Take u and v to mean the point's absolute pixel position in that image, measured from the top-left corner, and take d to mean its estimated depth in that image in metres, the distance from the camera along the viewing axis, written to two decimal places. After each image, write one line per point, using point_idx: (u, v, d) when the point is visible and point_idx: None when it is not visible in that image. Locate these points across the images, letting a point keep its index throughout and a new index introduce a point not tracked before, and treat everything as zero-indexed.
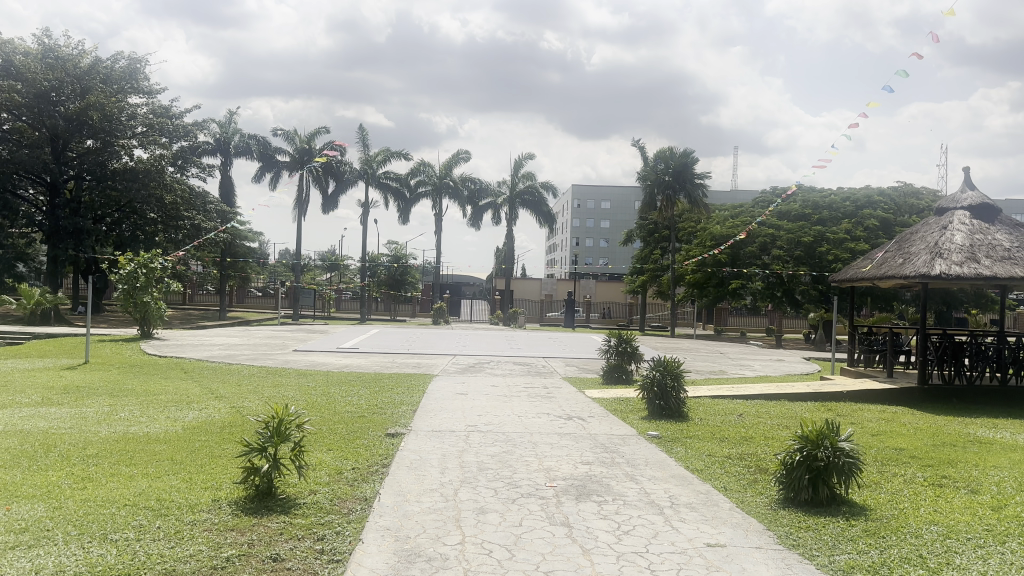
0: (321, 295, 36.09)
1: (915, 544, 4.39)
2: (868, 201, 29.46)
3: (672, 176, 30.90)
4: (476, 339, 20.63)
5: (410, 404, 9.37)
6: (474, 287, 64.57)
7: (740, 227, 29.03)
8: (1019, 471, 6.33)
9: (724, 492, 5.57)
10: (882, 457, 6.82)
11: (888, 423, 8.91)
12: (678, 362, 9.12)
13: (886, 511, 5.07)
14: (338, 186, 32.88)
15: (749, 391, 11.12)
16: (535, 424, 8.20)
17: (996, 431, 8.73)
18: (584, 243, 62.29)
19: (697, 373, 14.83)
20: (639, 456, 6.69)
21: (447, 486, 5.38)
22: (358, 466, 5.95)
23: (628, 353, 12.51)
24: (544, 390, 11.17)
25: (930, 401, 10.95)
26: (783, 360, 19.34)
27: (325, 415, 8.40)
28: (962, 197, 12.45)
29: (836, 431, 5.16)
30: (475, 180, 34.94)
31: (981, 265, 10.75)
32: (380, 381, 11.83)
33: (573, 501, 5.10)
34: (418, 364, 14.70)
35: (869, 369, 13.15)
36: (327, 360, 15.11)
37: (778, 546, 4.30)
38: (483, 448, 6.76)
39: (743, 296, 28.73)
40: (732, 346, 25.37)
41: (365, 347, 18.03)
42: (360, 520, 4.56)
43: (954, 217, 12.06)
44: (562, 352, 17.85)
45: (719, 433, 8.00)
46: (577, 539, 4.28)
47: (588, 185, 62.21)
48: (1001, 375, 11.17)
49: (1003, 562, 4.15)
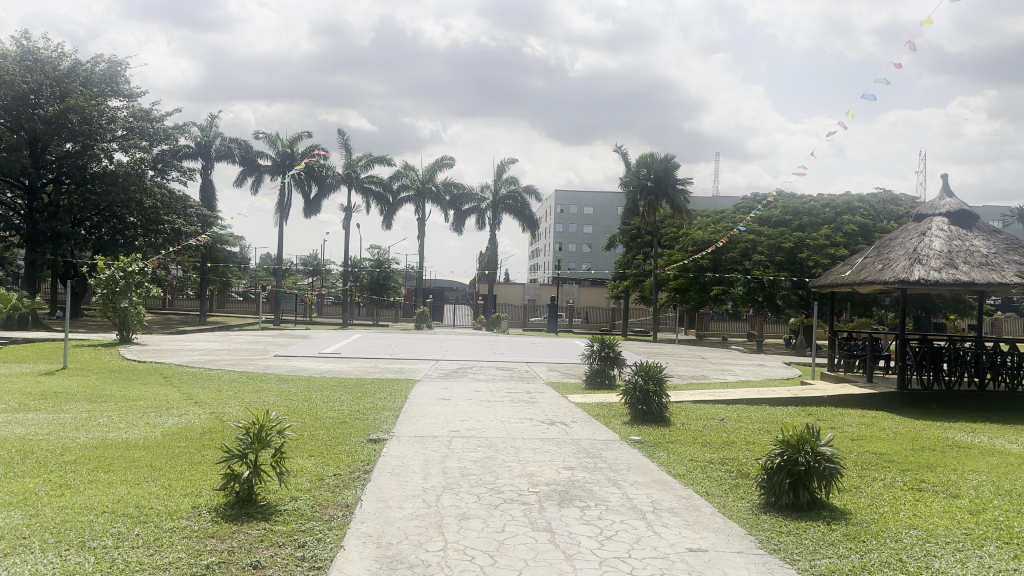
0: (302, 299, 35.90)
1: (895, 549, 4.43)
2: (848, 208, 29.76)
3: (654, 182, 31.08)
4: (459, 344, 20.58)
5: (392, 410, 9.34)
6: (457, 292, 64.49)
7: (721, 233, 29.23)
8: (997, 476, 6.40)
9: (706, 497, 5.59)
10: (862, 462, 6.88)
11: (867, 427, 9.00)
12: (659, 367, 9.16)
13: (865, 515, 5.11)
14: (321, 191, 32.77)
15: (730, 395, 11.18)
16: (518, 430, 8.20)
17: (975, 436, 8.83)
18: (567, 248, 62.42)
19: (679, 378, 14.89)
20: (622, 461, 6.71)
21: (430, 492, 5.36)
22: (339, 472, 5.93)
23: (610, 358, 12.55)
24: (527, 396, 11.16)
25: (909, 406, 11.06)
26: (764, 365, 19.46)
27: (307, 420, 8.34)
28: (940, 204, 12.60)
29: (816, 436, 5.20)
30: (458, 185, 34.94)
31: (959, 271, 10.89)
32: (362, 386, 11.78)
33: (556, 507, 5.11)
34: (400, 369, 14.64)
35: (849, 374, 13.27)
36: (309, 365, 15.02)
37: (759, 551, 4.32)
38: (466, 454, 6.76)
39: (725, 301, 28.89)
40: (713, 350, 25.54)
41: (348, 352, 17.95)
42: (341, 526, 4.53)
43: (932, 223, 12.21)
44: (545, 357, 17.84)
45: (701, 438, 8.04)
46: (559, 545, 4.28)
47: (571, 191, 62.39)
48: (979, 381, 11.28)
49: (981, 565, 4.19)
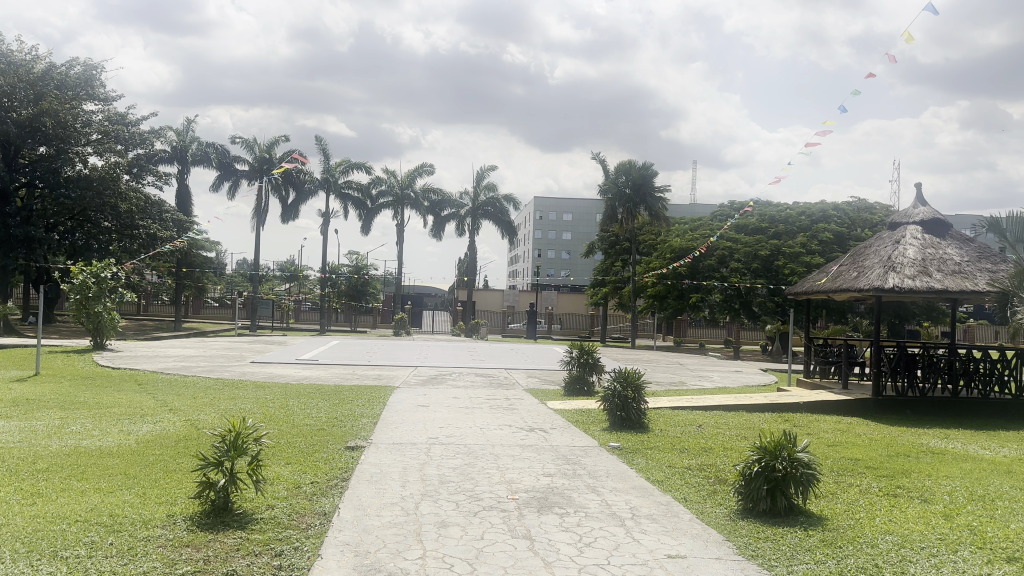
0: (279, 305, 35.63)
1: (871, 554, 4.47)
2: (823, 216, 30.10)
3: (632, 189, 31.26)
4: (438, 351, 20.48)
5: (370, 417, 9.28)
6: (437, 298, 64.37)
7: (699, 241, 29.42)
8: (971, 481, 6.49)
9: (685, 503, 5.61)
10: (838, 468, 6.95)
11: (843, 434, 9.09)
12: (637, 374, 9.18)
13: (842, 521, 5.16)
14: (298, 196, 32.58)
15: (708, 401, 11.25)
16: (497, 436, 8.19)
17: (949, 441, 8.95)
18: (546, 255, 62.50)
19: (658, 385, 14.95)
20: (601, 468, 6.72)
21: (408, 499, 5.33)
22: (317, 480, 5.87)
23: (589, 365, 12.55)
24: (506, 402, 11.14)
25: (883, 412, 11.20)
26: (741, 371, 19.60)
27: (285, 428, 8.26)
28: (914, 212, 12.80)
29: (793, 442, 5.25)
30: (437, 191, 34.87)
31: (932, 279, 11.06)
32: (340, 392, 11.69)
33: (535, 514, 5.10)
34: (379, 376, 14.56)
35: (825, 380, 13.44)
36: (286, 372, 14.89)
37: (737, 557, 4.34)
38: (445, 461, 6.72)
39: (703, 308, 29.11)
40: (691, 357, 25.69)
41: (326, 358, 17.83)
42: (318, 535, 4.49)
43: (906, 231, 12.38)
44: (525, 364, 17.84)
45: (679, 444, 8.08)
46: (539, 552, 4.26)
47: (550, 197, 62.51)
48: (953, 387, 11.46)
49: (956, 570, 4.24)
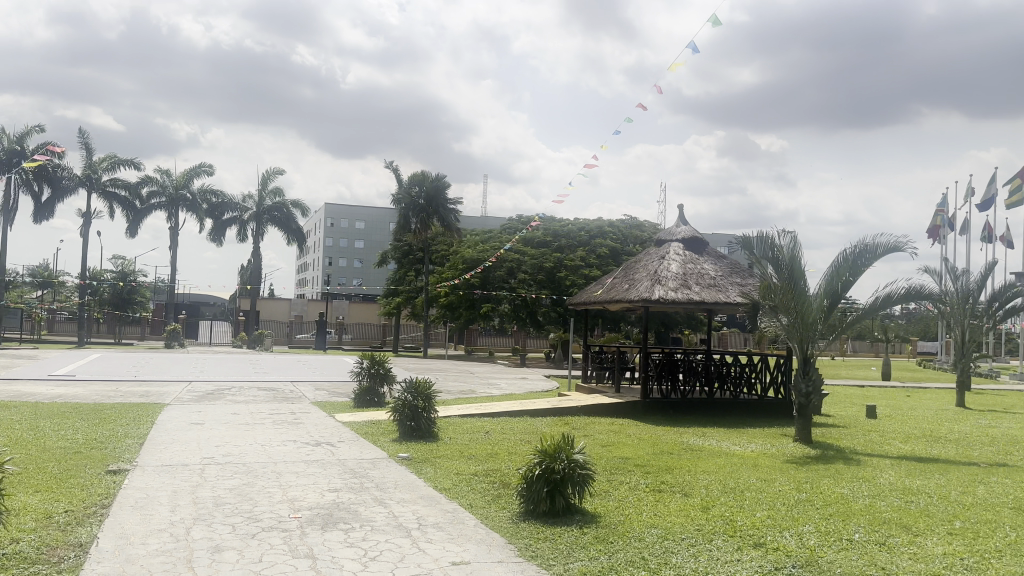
0: (29, 316, 31.61)
1: (638, 548, 4.81)
2: (602, 231, 32.16)
3: (425, 200, 31.46)
4: (218, 364, 19.25)
5: (137, 437, 8.49)
6: (217, 307, 60.48)
7: (490, 252, 30.22)
8: (723, 475, 7.22)
9: (469, 509, 5.70)
10: (611, 467, 7.43)
11: (617, 435, 9.73)
12: (428, 384, 9.21)
13: (614, 517, 5.51)
14: (54, 193, 29.19)
15: (496, 408, 11.55)
16: (280, 452, 7.82)
17: (706, 438, 9.90)
18: (337, 263, 61.05)
19: (448, 393, 15.11)
20: (388, 480, 6.65)
21: (179, 525, 4.92)
22: (72, 509, 5.26)
23: (379, 375, 12.39)
24: (292, 416, 10.69)
25: (651, 413, 12.14)
26: (527, 378, 20.37)
27: (33, 452, 7.32)
28: (676, 231, 14.07)
29: (571, 445, 5.53)
30: (218, 194, 32.84)
31: (692, 291, 12.18)
32: (102, 412, 10.58)
33: (319, 531, 4.92)
34: (148, 392, 13.37)
35: (601, 385, 14.31)
36: (36, 390, 13.21)
37: (518, 559, 4.48)
38: (222, 481, 6.30)
39: (492, 317, 30.01)
40: (480, 365, 26.31)
41: (85, 373, 16.07)
42: (72, 569, 4.01)
43: (670, 247, 13.56)
44: (312, 375, 17.27)
45: (466, 451, 8.21)
46: (320, 571, 4.12)
47: (342, 205, 61.14)
48: (709, 389, 12.67)
49: (710, 558, 4.68)
